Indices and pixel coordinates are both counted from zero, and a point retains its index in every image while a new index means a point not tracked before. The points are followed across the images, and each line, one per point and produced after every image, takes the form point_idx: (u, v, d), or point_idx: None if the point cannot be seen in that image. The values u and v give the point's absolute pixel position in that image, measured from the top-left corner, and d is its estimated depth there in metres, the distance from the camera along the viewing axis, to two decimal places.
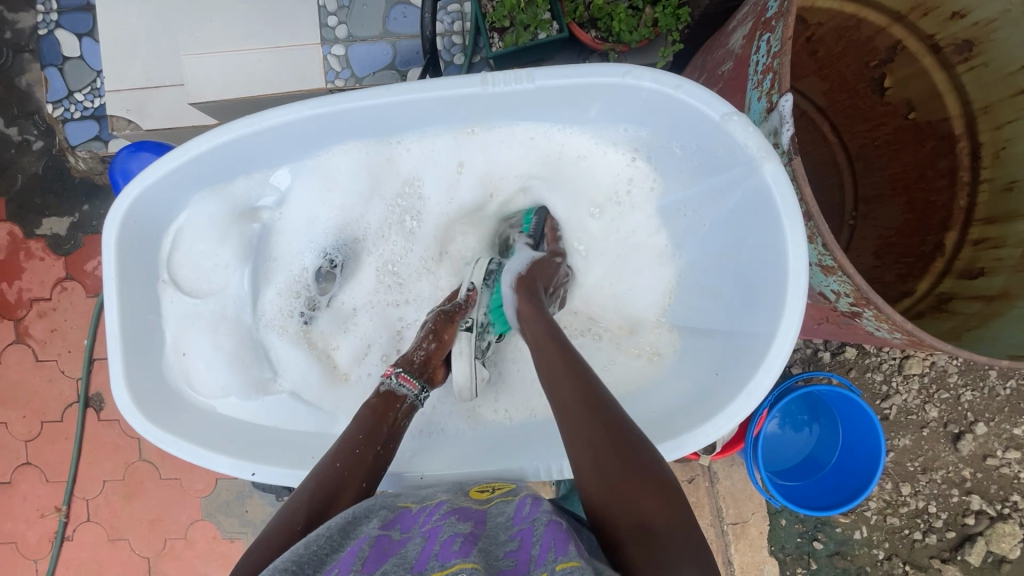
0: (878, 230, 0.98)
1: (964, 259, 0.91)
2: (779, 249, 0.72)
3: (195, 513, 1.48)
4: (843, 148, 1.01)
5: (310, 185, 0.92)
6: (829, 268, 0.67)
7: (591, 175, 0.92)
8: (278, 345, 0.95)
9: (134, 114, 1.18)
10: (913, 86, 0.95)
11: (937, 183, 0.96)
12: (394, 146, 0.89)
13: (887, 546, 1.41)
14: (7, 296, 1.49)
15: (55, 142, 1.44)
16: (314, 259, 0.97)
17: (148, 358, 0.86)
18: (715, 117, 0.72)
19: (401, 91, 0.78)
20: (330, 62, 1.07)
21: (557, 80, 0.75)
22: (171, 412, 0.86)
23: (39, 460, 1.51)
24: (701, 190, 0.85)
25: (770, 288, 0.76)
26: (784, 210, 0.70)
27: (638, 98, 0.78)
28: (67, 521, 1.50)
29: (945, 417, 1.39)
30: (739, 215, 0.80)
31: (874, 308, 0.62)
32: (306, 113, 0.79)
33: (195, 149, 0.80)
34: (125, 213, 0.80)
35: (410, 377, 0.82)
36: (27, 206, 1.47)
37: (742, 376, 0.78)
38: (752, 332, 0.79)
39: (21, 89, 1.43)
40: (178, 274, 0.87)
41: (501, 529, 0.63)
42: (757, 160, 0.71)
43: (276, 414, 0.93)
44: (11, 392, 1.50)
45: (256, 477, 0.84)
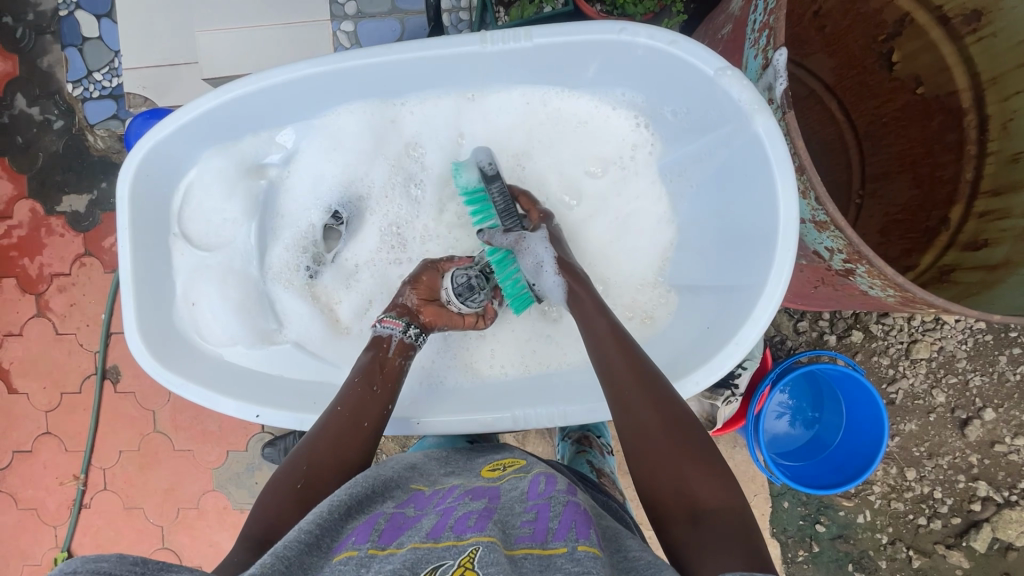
0: (883, 207, 0.98)
1: (969, 232, 0.91)
2: (772, 200, 0.73)
3: (207, 484, 1.52)
4: (851, 129, 1.01)
5: (315, 145, 0.94)
6: (823, 223, 0.68)
7: (592, 136, 0.93)
8: (283, 296, 0.97)
9: (150, 91, 1.21)
10: (921, 59, 0.94)
11: (945, 158, 0.95)
12: (398, 107, 0.92)
13: (891, 531, 1.41)
14: (28, 271, 1.54)
15: (74, 121, 1.48)
16: (322, 216, 0.98)
17: (160, 305, 0.90)
18: (709, 73, 0.74)
19: (402, 51, 0.80)
20: (339, 38, 1.09)
21: (553, 38, 0.77)
22: (182, 355, 0.90)
23: (58, 430, 1.56)
24: (703, 146, 0.85)
25: (758, 246, 0.77)
26: (776, 162, 0.72)
27: (635, 55, 0.79)
28: (85, 490, 1.55)
29: (952, 402, 1.38)
30: (736, 171, 0.80)
31: (866, 262, 0.63)
32: (312, 70, 0.81)
33: (205, 105, 0.83)
34: (139, 165, 0.85)
35: (391, 318, 0.87)
36: (48, 183, 1.51)
37: (730, 330, 0.78)
38: (742, 284, 0.80)
39: (42, 70, 1.47)
40: (189, 227, 0.92)
41: (516, 500, 0.65)
42: (749, 112, 0.72)
43: (281, 363, 0.95)
44: (32, 364, 1.55)
45: (261, 418, 0.87)
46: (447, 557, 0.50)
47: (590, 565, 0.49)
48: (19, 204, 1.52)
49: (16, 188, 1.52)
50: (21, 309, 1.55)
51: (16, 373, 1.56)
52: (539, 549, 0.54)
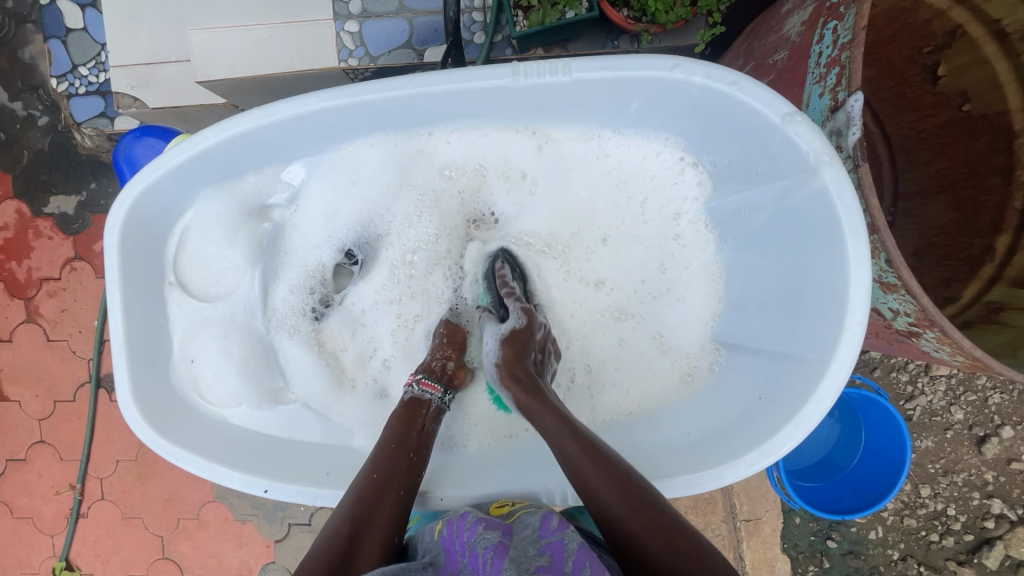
0: (919, 229, 0.93)
1: (1017, 265, 0.86)
2: (842, 265, 0.69)
3: (207, 495, 1.49)
4: (886, 143, 0.95)
5: (328, 181, 0.89)
6: (891, 285, 0.65)
7: (636, 172, 0.89)
8: (288, 348, 0.92)
9: (139, 90, 1.13)
10: (969, 75, 0.88)
11: (988, 182, 0.90)
12: (422, 138, 0.87)
13: (902, 547, 1.39)
14: (16, 274, 1.47)
15: (60, 118, 1.41)
16: (333, 256, 0.94)
17: (155, 365, 0.84)
18: (775, 119, 0.69)
19: (423, 83, 0.74)
20: (343, 39, 1.02)
21: (593, 72, 0.72)
22: (181, 423, 0.84)
23: (53, 438, 1.51)
24: (765, 197, 0.79)
25: (819, 314, 0.75)
26: (846, 221, 0.67)
27: (688, 94, 0.74)
28: (82, 499, 1.51)
29: (970, 420, 1.35)
30: (801, 228, 0.76)
31: (938, 330, 0.61)
32: (322, 105, 0.75)
33: (201, 144, 0.76)
34: (128, 211, 0.78)
35: (430, 382, 0.83)
36: (34, 183, 1.44)
37: (790, 407, 0.75)
38: (806, 355, 0.76)
39: (24, 62, 1.39)
40: (185, 275, 0.86)
41: (529, 539, 0.60)
42: (817, 164, 0.68)
43: (289, 425, 0.90)
44: (23, 371, 1.50)
45: (268, 494, 0.81)
46: None
47: None
48: (4, 204, 1.45)
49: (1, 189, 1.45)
50: (10, 314, 1.49)
51: (7, 380, 1.51)
52: None
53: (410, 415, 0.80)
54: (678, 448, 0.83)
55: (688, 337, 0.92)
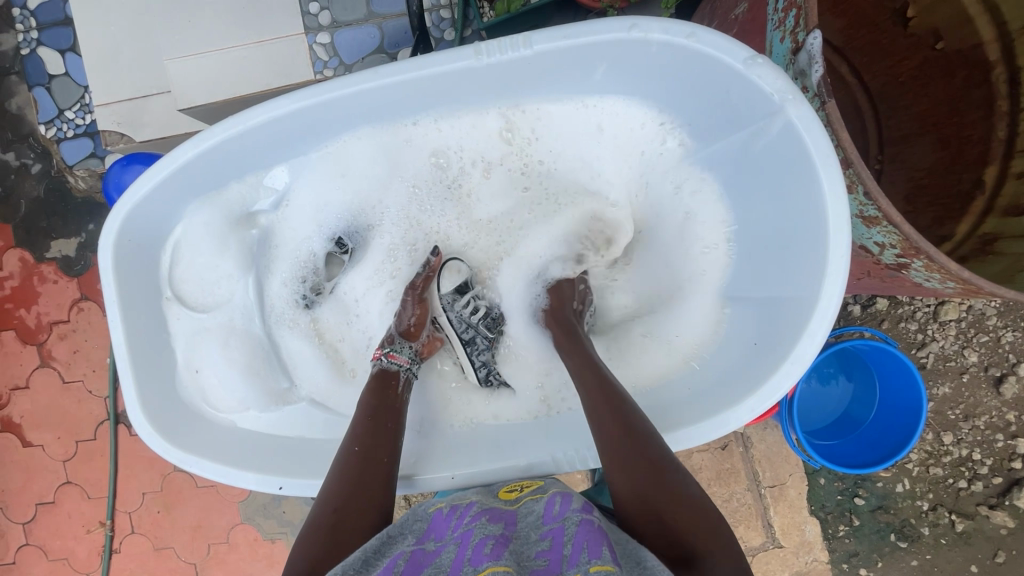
0: (907, 172, 0.93)
1: (1007, 194, 0.85)
2: (819, 201, 0.70)
3: (234, 517, 1.50)
4: (865, 90, 0.95)
5: (310, 182, 0.91)
6: (873, 219, 0.66)
7: (619, 137, 0.89)
8: (290, 340, 0.94)
9: (127, 127, 1.15)
10: (939, 12, 0.88)
11: (971, 117, 0.89)
12: (409, 127, 0.88)
13: (931, 497, 1.38)
14: (26, 321, 1.50)
15: (52, 163, 1.43)
16: (323, 244, 0.96)
17: (162, 378, 0.85)
18: (737, 64, 0.70)
19: (389, 74, 0.76)
20: (317, 52, 1.04)
21: (554, 42, 0.73)
22: (192, 431, 0.86)
23: (79, 478, 1.53)
24: (732, 146, 0.81)
25: (805, 249, 0.75)
26: (817, 155, 0.68)
27: (648, 51, 0.75)
28: (114, 534, 1.54)
29: (985, 361, 1.34)
30: (771, 170, 0.77)
31: (925, 257, 0.61)
32: (293, 106, 0.77)
33: (180, 158, 0.78)
34: (119, 230, 0.79)
35: (398, 354, 0.87)
36: (33, 230, 1.46)
37: (783, 346, 0.75)
38: (790, 295, 0.77)
39: (12, 113, 1.41)
40: (182, 289, 0.88)
41: (532, 526, 0.62)
42: (781, 101, 0.69)
43: (300, 424, 0.91)
44: (43, 416, 1.53)
45: (284, 490, 0.82)
46: None
47: None
48: (7, 254, 1.48)
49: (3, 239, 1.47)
50: (25, 360, 1.51)
51: (29, 426, 1.53)
52: None
53: (384, 384, 0.84)
54: (677, 407, 0.84)
55: (684, 302, 0.92)
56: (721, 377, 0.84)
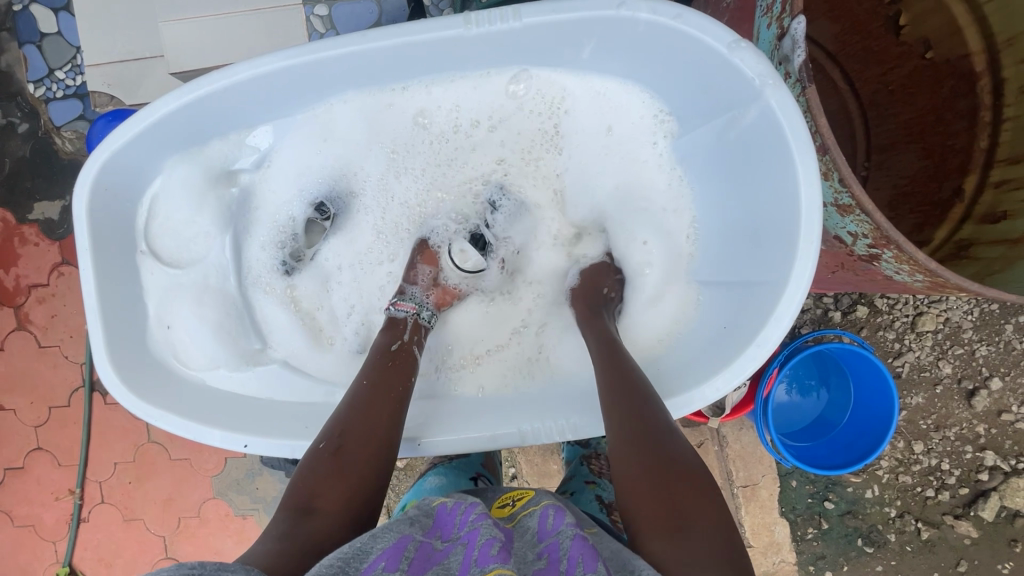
0: (891, 179, 0.94)
1: (985, 202, 0.87)
2: (793, 188, 0.71)
3: (206, 492, 1.49)
4: (855, 97, 0.96)
5: (292, 144, 0.90)
6: (847, 207, 0.66)
7: (608, 119, 0.90)
8: (264, 305, 0.94)
9: (117, 89, 1.14)
10: (930, 21, 0.89)
11: (955, 126, 0.91)
12: (397, 93, 0.87)
13: (899, 504, 1.40)
14: (4, 283, 1.48)
15: (40, 124, 1.41)
16: (304, 210, 0.95)
17: (133, 332, 0.85)
18: (721, 48, 0.71)
19: (376, 38, 0.75)
20: (314, 23, 1.03)
21: (543, 16, 0.73)
22: (159, 386, 0.85)
23: (50, 445, 1.52)
24: (707, 132, 0.84)
25: (776, 235, 0.76)
26: (794, 141, 0.69)
27: (635, 32, 0.75)
28: (82, 504, 1.52)
29: (959, 373, 1.37)
30: (750, 155, 0.79)
31: (894, 247, 0.62)
32: (279, 64, 0.76)
33: (161, 109, 0.78)
34: (96, 178, 0.79)
35: (404, 302, 0.90)
36: (16, 190, 1.44)
37: (750, 326, 0.78)
38: (760, 280, 0.79)
39: (0, 70, 1.39)
40: (157, 244, 0.87)
41: (529, 543, 0.60)
42: (761, 86, 0.70)
43: (269, 385, 0.91)
44: (16, 379, 1.51)
45: (248, 448, 0.83)
46: None
47: None
48: None
49: None
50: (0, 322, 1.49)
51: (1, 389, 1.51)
52: None
53: (395, 330, 0.87)
54: None
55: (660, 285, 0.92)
56: (689, 358, 0.86)
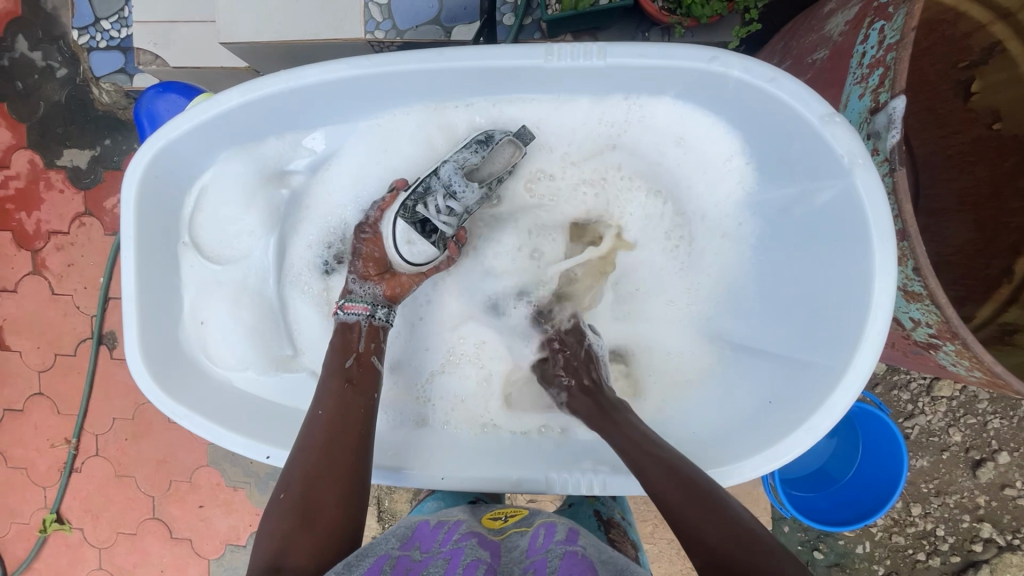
0: (937, 247, 0.93)
1: None
2: (866, 274, 0.69)
3: (201, 459, 1.50)
4: (909, 156, 0.96)
5: (347, 150, 0.87)
6: (915, 294, 0.65)
7: (685, 167, 0.86)
8: (299, 305, 0.92)
9: (161, 48, 1.12)
10: (1005, 93, 0.86)
11: (1013, 203, 0.88)
12: (462, 109, 0.85)
13: (888, 564, 1.39)
14: (24, 225, 1.47)
15: (79, 71, 1.40)
16: (357, 215, 0.90)
17: (168, 322, 0.85)
18: (811, 119, 0.69)
19: (454, 58, 0.74)
20: (371, 11, 1.00)
21: (627, 59, 0.72)
22: (184, 378, 0.85)
23: (52, 392, 1.52)
24: (775, 201, 0.83)
25: (843, 322, 0.74)
26: (875, 229, 0.67)
27: (724, 87, 0.74)
28: (77, 454, 1.53)
29: (967, 443, 1.36)
30: (827, 234, 0.76)
31: (960, 343, 0.61)
32: (351, 73, 0.74)
33: (225, 104, 0.76)
34: (148, 164, 0.78)
35: (353, 305, 0.83)
36: (48, 135, 1.43)
37: (801, 410, 0.75)
38: (814, 361, 0.78)
39: (46, 12, 1.39)
40: (200, 236, 0.86)
41: (516, 559, 0.62)
42: (847, 165, 0.68)
43: (293, 392, 0.90)
44: (25, 322, 1.51)
45: (270, 460, 0.81)
46: None
47: None
48: (18, 154, 1.45)
49: (15, 137, 1.44)
50: (17, 265, 1.49)
51: (10, 330, 1.51)
52: None
53: (347, 343, 0.82)
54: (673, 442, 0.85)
55: (695, 343, 0.93)
56: (724, 427, 0.84)
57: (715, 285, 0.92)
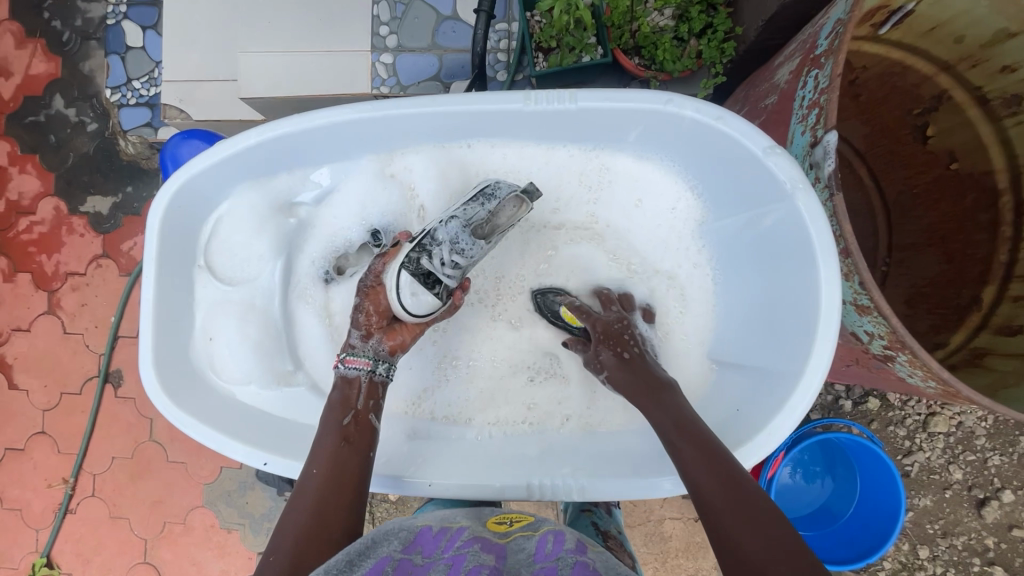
0: (911, 279, 0.97)
1: (1002, 315, 0.88)
2: (814, 286, 0.74)
3: (196, 499, 1.49)
4: (879, 195, 0.99)
5: (352, 184, 0.95)
6: (865, 308, 0.68)
7: (654, 195, 0.93)
8: (303, 317, 0.97)
9: (186, 104, 1.23)
10: (957, 135, 0.93)
11: (976, 237, 0.94)
12: (464, 150, 0.92)
13: None
14: (44, 267, 1.55)
15: (109, 126, 1.52)
16: (361, 236, 0.97)
17: (179, 338, 0.88)
18: (756, 151, 0.75)
19: (445, 102, 0.81)
20: (378, 69, 1.11)
21: (596, 102, 0.79)
22: (190, 391, 0.87)
23: (54, 430, 1.54)
24: (732, 226, 0.89)
25: (796, 332, 0.78)
26: (819, 246, 0.72)
27: (678, 126, 0.81)
28: (72, 494, 1.52)
29: (970, 481, 1.35)
30: (778, 253, 0.81)
31: (910, 352, 0.63)
32: (354, 116, 0.82)
33: (243, 142, 0.83)
34: (172, 196, 0.84)
35: (354, 357, 0.82)
36: (74, 183, 1.53)
37: (761, 416, 0.78)
38: (776, 369, 0.81)
39: (83, 74, 1.52)
40: (214, 260, 0.91)
41: (524, 562, 0.60)
42: (791, 190, 0.73)
43: (295, 407, 0.93)
44: (35, 361, 1.55)
45: (267, 467, 0.83)
46: None
47: None
48: (44, 201, 1.55)
49: (44, 185, 1.55)
50: (33, 305, 1.55)
51: (19, 369, 1.55)
52: None
53: (347, 399, 0.80)
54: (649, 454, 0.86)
55: (681, 362, 0.93)
56: None
57: (691, 308, 0.94)
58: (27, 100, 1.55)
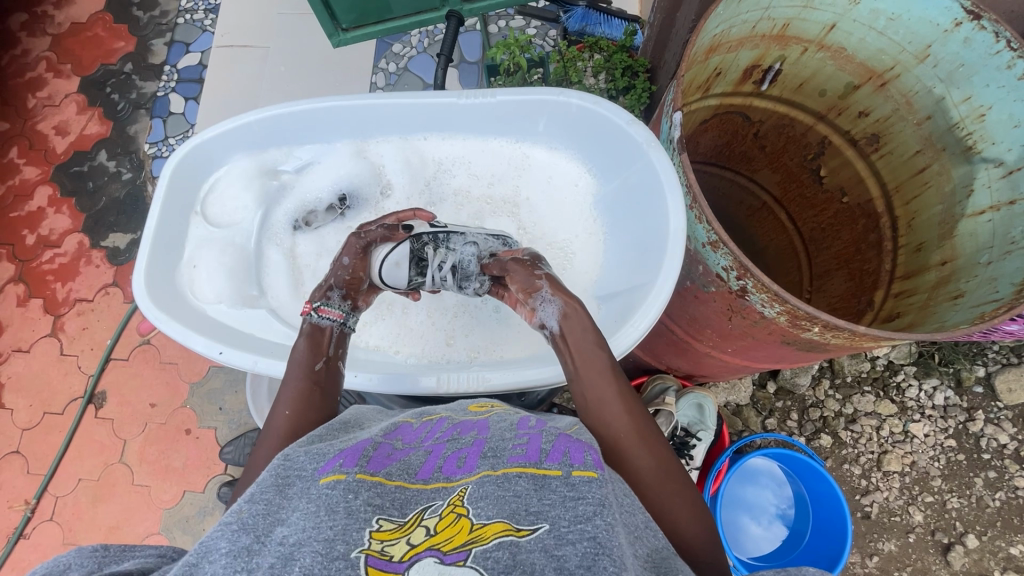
0: (827, 299, 1.10)
1: (887, 308, 0.98)
2: (664, 214, 0.83)
3: (153, 526, 1.48)
4: (799, 236, 1.18)
5: (330, 160, 1.07)
6: (715, 243, 0.70)
7: (560, 173, 1.05)
8: (270, 255, 1.06)
9: None
10: (842, 173, 1.11)
11: (869, 254, 1.08)
12: (420, 140, 1.07)
13: None
14: (56, 294, 1.69)
15: (141, 175, 1.76)
16: (328, 198, 1.08)
17: (168, 260, 0.98)
18: (620, 122, 0.90)
19: (395, 97, 0.97)
20: None
21: (510, 96, 0.96)
22: (169, 296, 0.96)
23: (28, 450, 1.57)
24: (614, 189, 0.99)
25: (653, 257, 0.84)
26: (666, 180, 0.82)
27: (572, 113, 0.96)
28: (31, 517, 1.51)
29: (932, 524, 1.33)
30: (641, 199, 0.91)
31: (753, 277, 0.66)
32: (327, 104, 0.98)
33: (245, 119, 0.99)
34: (186, 153, 1.00)
35: (329, 309, 0.83)
36: (101, 222, 1.74)
37: (622, 322, 0.83)
38: (639, 287, 0.86)
39: (128, 134, 1.80)
40: (209, 209, 1.04)
41: (506, 428, 0.65)
42: (647, 146, 0.86)
43: (253, 323, 0.99)
44: (26, 381, 1.63)
45: (222, 355, 0.91)
46: (436, 498, 0.54)
47: (585, 489, 0.50)
48: (70, 236, 1.73)
49: (73, 223, 1.75)
50: (38, 327, 1.67)
51: (9, 388, 1.63)
52: (533, 469, 0.54)
53: (316, 344, 0.81)
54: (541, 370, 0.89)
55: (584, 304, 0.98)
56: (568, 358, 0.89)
57: (592, 263, 1.02)
58: (75, 153, 1.81)
